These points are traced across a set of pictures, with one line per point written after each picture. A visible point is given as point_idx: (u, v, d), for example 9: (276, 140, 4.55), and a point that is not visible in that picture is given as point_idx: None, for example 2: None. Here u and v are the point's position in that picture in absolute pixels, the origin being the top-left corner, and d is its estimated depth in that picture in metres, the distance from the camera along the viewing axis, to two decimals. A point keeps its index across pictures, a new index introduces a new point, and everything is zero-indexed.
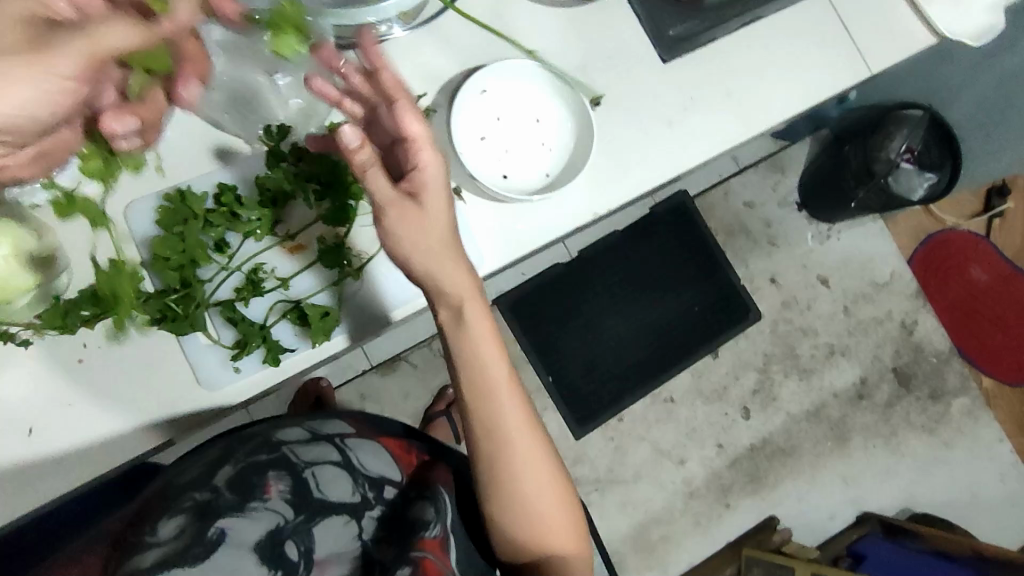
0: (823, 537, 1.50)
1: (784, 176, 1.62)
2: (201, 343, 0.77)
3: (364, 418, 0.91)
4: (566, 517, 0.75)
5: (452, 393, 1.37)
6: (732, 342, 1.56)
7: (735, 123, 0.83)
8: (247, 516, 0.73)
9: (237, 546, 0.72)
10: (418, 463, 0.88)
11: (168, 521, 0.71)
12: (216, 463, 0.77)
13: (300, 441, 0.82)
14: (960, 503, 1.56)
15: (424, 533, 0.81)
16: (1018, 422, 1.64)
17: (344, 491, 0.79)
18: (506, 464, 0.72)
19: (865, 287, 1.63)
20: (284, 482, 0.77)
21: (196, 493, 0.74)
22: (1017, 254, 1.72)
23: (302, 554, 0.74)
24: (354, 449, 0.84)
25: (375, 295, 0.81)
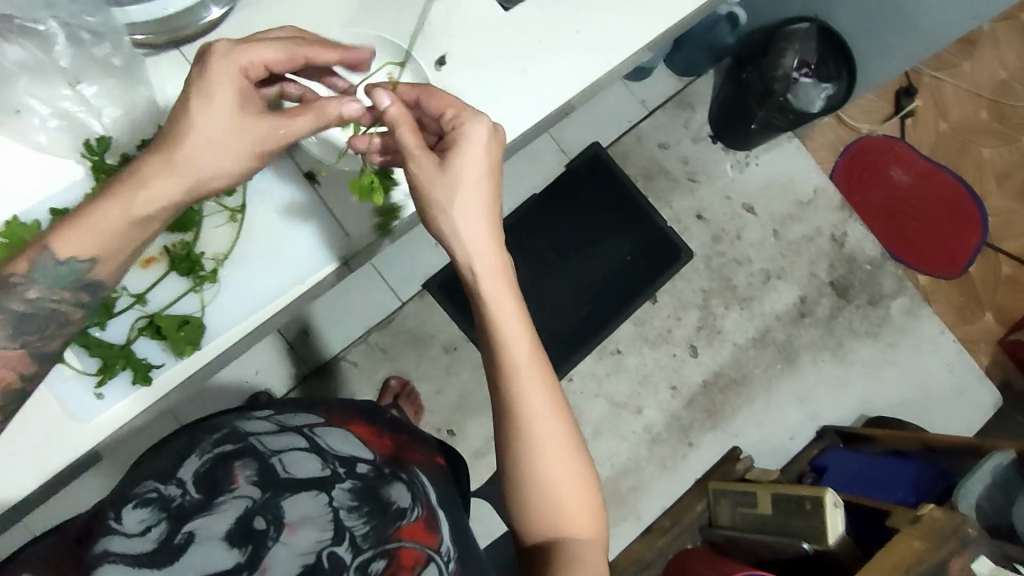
0: (787, 457, 1.52)
1: (694, 112, 1.62)
2: (62, 375, 0.71)
3: (341, 408, 0.82)
4: (586, 497, 0.68)
5: (396, 383, 1.35)
6: (669, 284, 1.56)
7: (593, 60, 0.79)
8: (216, 504, 0.63)
9: (207, 534, 0.61)
10: (396, 447, 0.77)
11: (131, 513, 0.62)
12: (181, 455, 0.69)
13: (268, 432, 0.73)
14: (913, 400, 1.59)
15: (403, 515, 0.67)
16: (958, 313, 1.67)
17: (314, 467, 0.68)
18: (525, 432, 0.66)
19: (791, 207, 1.63)
20: (251, 468, 0.67)
21: (160, 486, 0.65)
22: (933, 150, 1.74)
23: (271, 524, 0.63)
24: (324, 435, 0.74)
25: (235, 296, 0.76)
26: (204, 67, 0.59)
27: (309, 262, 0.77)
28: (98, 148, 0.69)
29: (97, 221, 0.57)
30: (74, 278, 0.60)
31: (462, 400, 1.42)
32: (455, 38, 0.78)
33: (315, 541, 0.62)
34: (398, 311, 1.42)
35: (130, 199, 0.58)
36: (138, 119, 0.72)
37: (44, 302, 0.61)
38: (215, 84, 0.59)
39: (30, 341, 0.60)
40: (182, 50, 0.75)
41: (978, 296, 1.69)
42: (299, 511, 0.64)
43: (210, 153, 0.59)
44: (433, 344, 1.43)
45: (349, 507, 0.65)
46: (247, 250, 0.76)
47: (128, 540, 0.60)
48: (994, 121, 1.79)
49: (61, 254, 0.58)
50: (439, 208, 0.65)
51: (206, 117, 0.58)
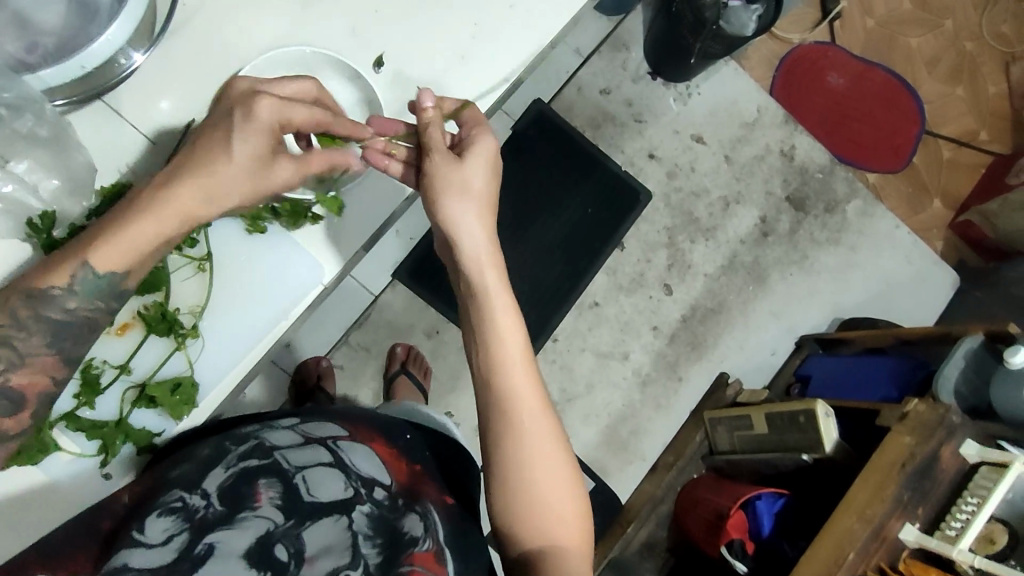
0: (772, 373, 1.58)
1: (629, 51, 1.60)
2: (64, 461, 0.71)
3: (363, 421, 0.78)
4: (578, 511, 0.68)
5: (400, 350, 1.36)
6: (633, 229, 1.57)
7: (530, 33, 0.80)
8: (238, 519, 0.59)
9: (227, 551, 0.57)
10: (416, 471, 0.74)
11: (154, 522, 0.59)
12: (206, 465, 0.65)
13: (293, 446, 0.69)
14: (879, 295, 1.65)
15: (415, 543, 0.65)
16: (908, 204, 1.73)
17: (337, 489, 0.65)
18: (515, 432, 0.67)
19: (737, 130, 1.64)
20: (276, 489, 0.63)
21: (185, 495, 0.61)
22: (863, 49, 1.76)
23: (292, 557, 0.60)
24: (348, 451, 0.70)
25: (223, 345, 0.75)
26: (248, 106, 0.64)
27: (289, 295, 0.76)
28: (43, 226, 0.66)
29: (130, 237, 0.62)
30: (108, 288, 0.64)
31: (454, 380, 1.43)
32: (389, 36, 0.78)
33: (333, 568, 0.61)
34: (373, 306, 1.41)
35: (161, 219, 0.62)
36: (75, 183, 0.67)
37: (81, 310, 0.64)
38: (242, 124, 0.63)
39: (64, 347, 0.65)
40: (104, 99, 0.72)
41: (925, 185, 1.75)
42: (319, 542, 0.61)
43: (232, 190, 0.65)
44: (414, 332, 1.42)
45: (366, 534, 0.63)
46: (222, 297, 0.75)
47: (148, 553, 0.56)
48: (917, 9, 1.81)
49: (97, 266, 0.62)
50: (451, 196, 0.70)
51: (241, 158, 0.64)
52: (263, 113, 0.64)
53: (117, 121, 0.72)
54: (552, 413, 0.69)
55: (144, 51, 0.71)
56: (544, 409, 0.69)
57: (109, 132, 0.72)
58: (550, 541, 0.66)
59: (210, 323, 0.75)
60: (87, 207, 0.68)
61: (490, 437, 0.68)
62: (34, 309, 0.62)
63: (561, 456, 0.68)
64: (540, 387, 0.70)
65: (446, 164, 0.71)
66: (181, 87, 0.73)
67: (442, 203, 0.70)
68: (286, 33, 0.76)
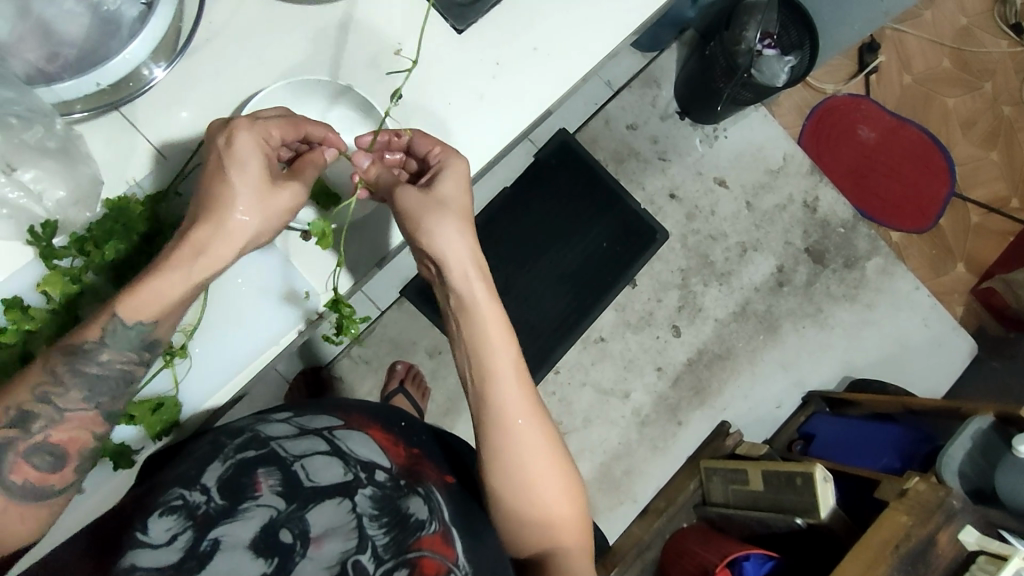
0: (774, 426, 1.54)
1: (659, 88, 1.59)
2: None
3: (361, 409, 0.74)
4: (581, 509, 0.69)
5: (401, 368, 1.35)
6: (647, 266, 1.55)
7: (552, 78, 0.81)
8: (241, 511, 0.57)
9: (233, 542, 0.55)
10: (418, 454, 0.70)
11: (157, 522, 0.56)
12: (203, 460, 0.62)
13: (289, 436, 0.66)
14: (892, 357, 1.61)
15: (421, 526, 0.60)
16: (930, 265, 1.69)
17: (336, 473, 0.62)
18: (514, 447, 0.65)
19: (762, 177, 1.63)
20: (276, 477, 0.60)
21: (184, 493, 0.58)
22: (898, 104, 1.74)
23: (296, 538, 0.57)
24: (345, 438, 0.67)
25: (210, 366, 0.75)
26: (229, 142, 0.63)
27: (282, 322, 0.77)
28: (42, 236, 0.67)
29: (158, 290, 0.61)
30: (141, 340, 0.63)
31: (451, 403, 1.41)
32: (409, 69, 0.78)
33: (340, 552, 0.57)
34: (378, 321, 1.40)
35: (187, 269, 0.62)
36: (82, 195, 0.68)
37: (114, 365, 0.63)
38: (239, 159, 0.62)
39: (103, 402, 0.64)
40: (121, 110, 0.72)
41: (949, 248, 1.71)
42: (323, 523, 0.58)
43: (246, 221, 0.63)
44: (416, 351, 1.41)
45: (370, 515, 0.60)
46: (214, 317, 0.75)
47: (156, 552, 0.54)
48: (957, 69, 1.79)
49: (127, 317, 0.62)
50: (434, 218, 0.67)
51: (239, 186, 0.62)
52: (241, 146, 0.63)
53: (130, 132, 0.72)
54: (543, 418, 0.68)
55: (164, 67, 0.72)
56: (538, 419, 0.67)
57: (122, 142, 0.72)
58: (559, 546, 0.67)
59: (199, 344, 0.75)
60: (90, 218, 0.70)
61: (488, 455, 0.66)
62: (72, 366, 0.62)
63: (560, 462, 0.67)
64: (534, 397, 0.68)
65: (419, 199, 0.68)
66: (200, 100, 0.74)
67: (425, 227, 0.67)
68: (311, 57, 0.77)
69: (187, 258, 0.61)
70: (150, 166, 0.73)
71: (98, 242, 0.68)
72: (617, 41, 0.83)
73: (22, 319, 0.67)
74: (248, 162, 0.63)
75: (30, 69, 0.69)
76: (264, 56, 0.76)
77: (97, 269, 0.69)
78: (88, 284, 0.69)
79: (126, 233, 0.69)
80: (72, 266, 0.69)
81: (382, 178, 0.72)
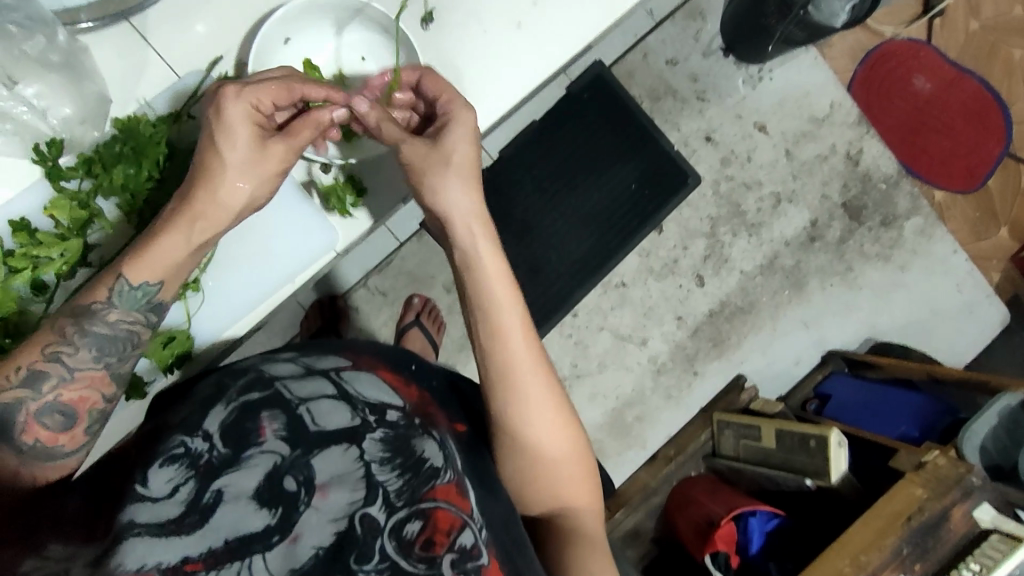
0: (790, 383, 1.52)
1: (704, 22, 1.49)
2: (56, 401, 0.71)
3: (370, 352, 0.73)
4: (590, 471, 0.68)
5: (418, 301, 1.33)
6: (675, 212, 1.50)
7: (596, 10, 0.75)
8: (245, 459, 0.56)
9: (236, 492, 0.54)
10: (427, 398, 0.68)
11: (157, 473, 0.54)
12: (206, 405, 0.61)
13: (295, 377, 0.64)
14: (919, 322, 1.57)
15: (435, 474, 0.58)
16: (971, 229, 1.61)
17: (344, 418, 0.60)
18: (520, 408, 0.63)
19: (805, 124, 1.54)
20: (280, 421, 0.59)
21: (186, 441, 0.57)
22: (960, 53, 1.62)
23: (302, 485, 0.55)
24: (352, 381, 0.65)
25: (222, 301, 0.74)
26: (219, 110, 0.61)
27: (298, 259, 0.75)
28: (49, 155, 0.66)
29: (161, 251, 0.61)
30: (147, 301, 0.62)
31: (466, 339, 1.40)
32: None
33: (349, 503, 0.54)
34: (397, 253, 1.38)
35: (187, 234, 0.62)
36: (92, 114, 0.67)
37: (121, 325, 0.62)
38: (225, 125, 0.61)
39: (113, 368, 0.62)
40: (131, 21, 0.69)
41: (995, 211, 1.62)
42: (330, 470, 0.56)
43: (245, 181, 0.63)
44: (434, 285, 1.39)
45: (380, 461, 0.57)
46: (228, 251, 0.74)
47: (155, 507, 0.52)
48: None
49: (133, 278, 0.61)
50: (436, 170, 0.65)
51: (231, 152, 0.62)
52: (232, 111, 0.61)
53: (142, 46, 0.70)
54: (552, 377, 0.65)
55: None
56: (546, 379, 0.64)
57: (131, 57, 0.70)
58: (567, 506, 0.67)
59: (212, 279, 0.73)
60: (99, 137, 0.68)
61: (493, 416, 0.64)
62: (79, 326, 0.60)
63: (567, 421, 0.66)
64: (543, 356, 0.66)
65: (427, 151, 0.66)
66: (215, 14, 0.70)
67: (429, 179, 0.65)
68: None
69: (192, 222, 0.62)
70: (162, 84, 0.70)
71: (105, 164, 0.66)
72: None
73: (30, 244, 0.66)
74: (234, 113, 0.61)
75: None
76: None
77: (104, 193, 0.67)
78: (95, 208, 0.67)
79: (135, 158, 0.67)
80: (79, 188, 0.67)
81: (384, 119, 0.68)
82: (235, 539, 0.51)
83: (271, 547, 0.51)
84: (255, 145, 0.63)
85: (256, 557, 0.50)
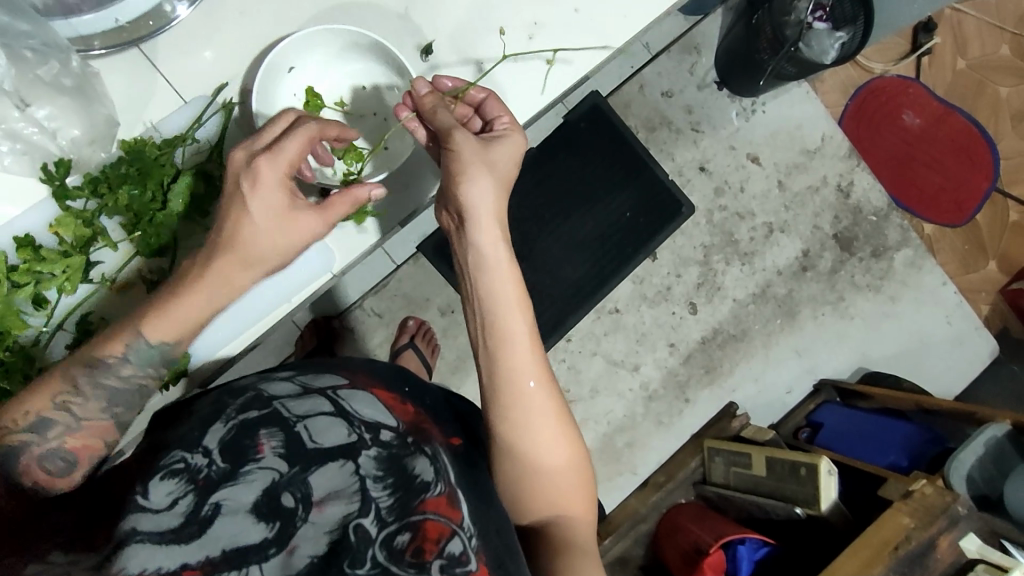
0: (782, 411, 1.53)
1: (699, 56, 1.52)
2: None
3: (366, 370, 0.74)
4: (585, 483, 0.69)
5: (413, 323, 1.34)
6: (669, 239, 1.52)
7: (592, 45, 0.78)
8: (242, 474, 0.57)
9: (235, 506, 0.55)
10: (421, 413, 0.70)
11: (158, 485, 0.55)
12: (205, 421, 0.61)
13: (292, 395, 0.65)
14: (909, 352, 1.58)
15: (427, 487, 0.59)
16: (959, 262, 1.64)
17: (340, 434, 0.62)
18: (524, 409, 0.66)
19: (796, 156, 1.57)
20: (278, 438, 0.60)
21: (186, 456, 0.58)
22: (949, 90, 1.66)
23: (299, 503, 0.56)
24: (349, 398, 0.66)
25: (218, 322, 0.76)
26: (251, 169, 0.62)
27: (296, 280, 0.76)
28: (56, 174, 0.68)
29: (182, 311, 0.62)
30: (161, 357, 0.64)
31: (460, 362, 1.41)
32: (441, 26, 0.76)
33: (343, 515, 0.56)
34: (393, 276, 1.39)
35: (205, 293, 0.62)
36: (97, 136, 0.69)
37: (134, 378, 0.64)
38: (256, 185, 0.62)
39: (118, 413, 0.64)
40: (142, 48, 0.72)
41: (983, 245, 1.65)
42: (326, 487, 0.58)
43: (262, 249, 0.63)
44: (429, 308, 1.40)
45: (375, 477, 0.59)
46: None
47: (157, 517, 0.53)
48: (1015, 57, 1.68)
49: (150, 336, 0.62)
50: (473, 173, 0.66)
51: (259, 211, 0.62)
52: (264, 172, 0.62)
53: (151, 72, 0.72)
54: (555, 387, 0.67)
55: (187, 4, 0.71)
56: (551, 389, 0.67)
57: (140, 81, 0.72)
58: (561, 516, 0.68)
59: None
60: (105, 158, 0.70)
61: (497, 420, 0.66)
62: (90, 378, 0.62)
63: (567, 429, 0.68)
64: (546, 364, 0.68)
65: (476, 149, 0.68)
66: (224, 42, 0.73)
67: (463, 181, 0.66)
68: (341, 7, 0.75)
69: (211, 285, 0.62)
70: (170, 110, 0.72)
71: (109, 185, 0.68)
72: (661, 9, 0.79)
73: (34, 259, 0.68)
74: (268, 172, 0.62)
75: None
76: (291, 6, 0.74)
77: (109, 212, 0.69)
78: (99, 227, 0.69)
79: (140, 179, 0.69)
80: (85, 207, 0.70)
81: (436, 108, 0.69)
82: (233, 549, 0.52)
83: (267, 559, 0.52)
84: (281, 212, 0.63)
85: (251, 569, 0.52)
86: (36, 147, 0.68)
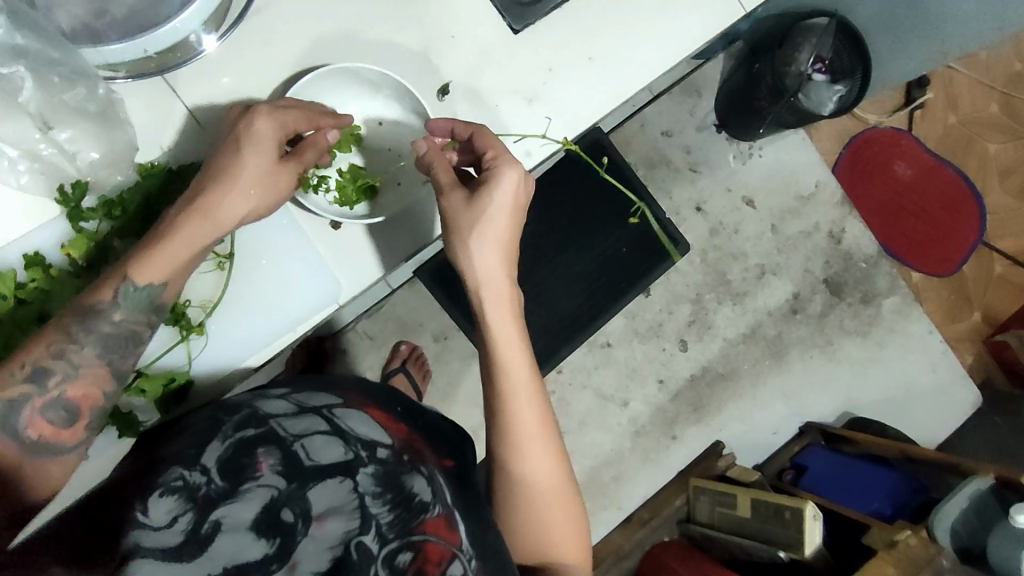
0: (766, 452, 1.54)
1: (699, 99, 1.55)
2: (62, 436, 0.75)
3: (357, 389, 0.73)
4: (581, 527, 0.71)
5: (405, 347, 1.34)
6: (664, 276, 1.53)
7: (602, 94, 0.80)
8: (242, 491, 0.57)
9: (235, 523, 0.55)
10: (414, 435, 0.69)
11: (157, 503, 0.55)
12: (201, 437, 0.61)
13: (288, 415, 0.64)
14: (893, 399, 1.60)
15: (425, 508, 0.61)
16: (945, 312, 1.67)
17: (337, 453, 0.62)
18: (517, 456, 0.67)
19: (791, 202, 1.60)
20: (276, 456, 0.60)
21: (184, 473, 0.57)
22: (939, 144, 1.70)
23: (298, 517, 0.57)
24: (344, 417, 0.66)
25: (220, 349, 0.77)
26: (248, 122, 0.65)
27: (302, 310, 0.78)
28: (72, 196, 0.68)
29: (168, 254, 0.63)
30: (150, 302, 0.64)
31: (451, 388, 1.41)
32: (459, 66, 0.78)
33: (344, 531, 0.57)
34: (388, 298, 1.39)
35: (191, 236, 0.64)
36: (116, 160, 0.70)
37: (126, 324, 0.64)
38: (250, 138, 0.65)
39: (114, 360, 0.64)
40: (167, 75, 0.73)
41: (969, 296, 1.68)
42: (326, 502, 0.58)
43: (245, 201, 0.65)
44: (422, 333, 1.40)
45: (374, 493, 0.60)
46: (234, 299, 0.77)
47: (156, 534, 0.53)
48: (1003, 116, 1.74)
49: (138, 278, 0.63)
50: (461, 235, 0.68)
51: (247, 160, 0.64)
52: (263, 127, 0.65)
53: (172, 99, 0.73)
54: (552, 433, 0.69)
55: (216, 35, 0.73)
56: (548, 435, 0.69)
57: (163, 105, 0.73)
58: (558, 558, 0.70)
59: (214, 326, 0.76)
60: (122, 181, 0.71)
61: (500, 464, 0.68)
62: (83, 324, 0.62)
63: (564, 477, 0.70)
64: (545, 408, 0.70)
65: (462, 205, 0.69)
66: (243, 70, 0.74)
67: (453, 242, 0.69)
68: (360, 43, 0.77)
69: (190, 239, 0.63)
70: (186, 135, 0.74)
71: (125, 211, 0.70)
72: (671, 62, 0.81)
73: (43, 279, 0.69)
74: (262, 126, 0.65)
75: (75, 24, 0.69)
76: (308, 39, 0.76)
77: (121, 235, 0.70)
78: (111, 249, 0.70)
79: (155, 204, 0.70)
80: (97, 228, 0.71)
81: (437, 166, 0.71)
82: (234, 566, 0.54)
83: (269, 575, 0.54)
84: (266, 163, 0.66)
85: None
86: (54, 168, 0.70)
